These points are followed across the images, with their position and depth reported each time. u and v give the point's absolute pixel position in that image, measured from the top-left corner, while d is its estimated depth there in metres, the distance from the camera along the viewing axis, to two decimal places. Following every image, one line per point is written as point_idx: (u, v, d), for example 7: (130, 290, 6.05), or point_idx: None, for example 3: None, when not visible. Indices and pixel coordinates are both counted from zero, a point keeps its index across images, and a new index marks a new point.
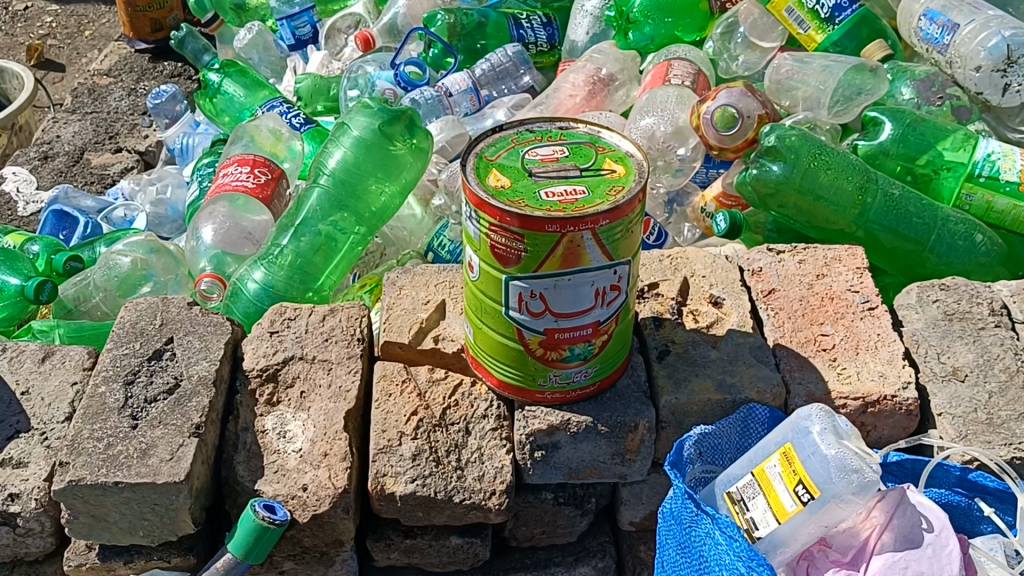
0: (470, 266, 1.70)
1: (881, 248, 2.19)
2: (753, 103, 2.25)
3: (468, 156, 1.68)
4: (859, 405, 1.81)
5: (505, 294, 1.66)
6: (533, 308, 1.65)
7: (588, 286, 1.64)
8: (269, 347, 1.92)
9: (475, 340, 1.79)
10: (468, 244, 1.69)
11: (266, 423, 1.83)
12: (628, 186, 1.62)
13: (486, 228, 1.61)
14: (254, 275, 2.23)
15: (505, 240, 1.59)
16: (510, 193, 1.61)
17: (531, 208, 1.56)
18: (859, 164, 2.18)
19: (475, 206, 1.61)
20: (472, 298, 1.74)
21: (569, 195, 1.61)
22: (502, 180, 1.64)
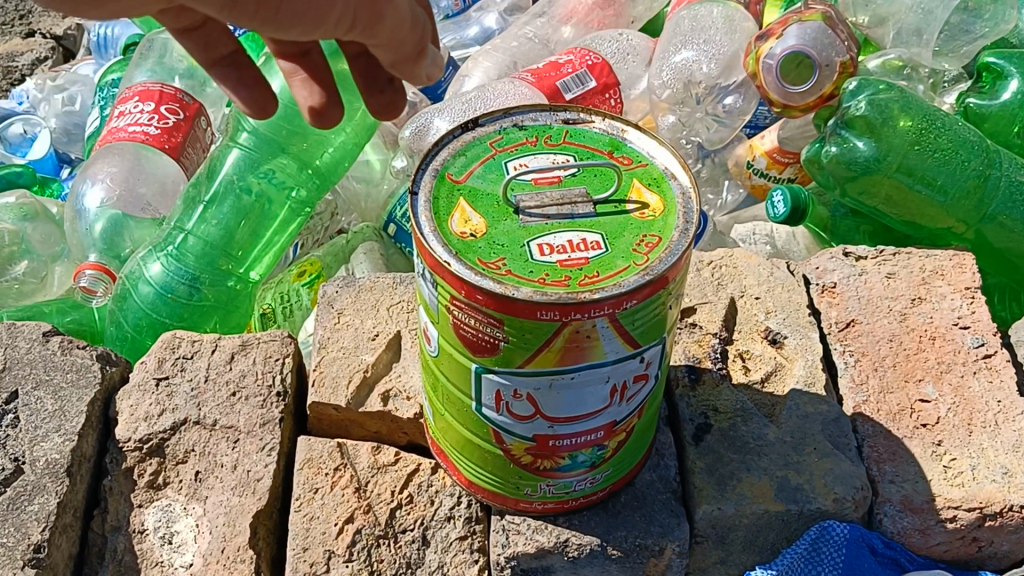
0: (425, 334, 1.15)
1: (991, 252, 1.62)
2: (836, 46, 1.62)
3: (422, 175, 1.10)
4: (975, 518, 1.28)
5: (476, 386, 1.11)
6: (516, 409, 1.11)
7: (600, 384, 1.08)
8: (154, 405, 1.38)
9: (436, 424, 1.25)
10: (423, 305, 1.13)
11: (146, 519, 1.32)
12: (666, 237, 1.04)
13: (445, 300, 1.04)
14: (150, 273, 1.65)
15: (474, 321, 1.03)
16: (483, 246, 1.03)
17: (513, 281, 0.99)
18: (978, 140, 1.58)
19: (429, 266, 1.04)
20: (429, 374, 1.19)
21: (575, 251, 1.03)
22: (472, 220, 1.06)
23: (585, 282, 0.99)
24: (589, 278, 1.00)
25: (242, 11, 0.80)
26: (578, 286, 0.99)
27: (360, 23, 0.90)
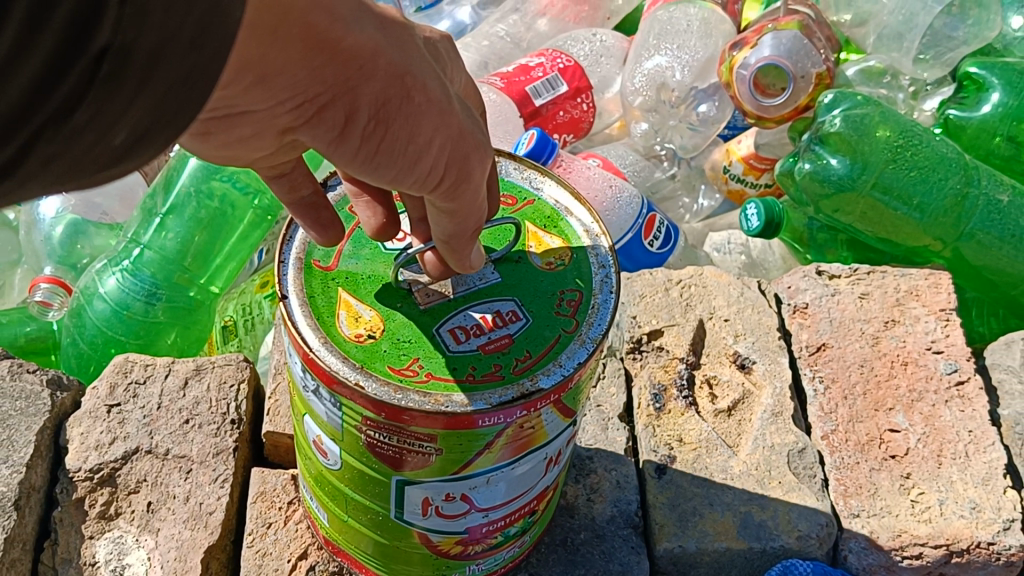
0: (320, 445, 0.99)
1: (968, 269, 1.59)
2: (811, 57, 1.60)
3: (285, 267, 0.92)
4: (942, 555, 1.25)
5: (398, 497, 0.96)
6: (448, 510, 0.97)
7: (540, 460, 0.97)
8: (105, 432, 1.35)
9: (330, 516, 1.10)
10: (308, 413, 0.96)
11: (98, 552, 1.29)
12: (587, 289, 0.92)
13: (355, 421, 0.87)
14: (105, 287, 1.61)
15: (396, 439, 0.87)
16: (388, 350, 0.87)
17: (440, 389, 0.83)
18: (956, 157, 1.54)
19: (326, 386, 0.85)
20: (326, 481, 1.04)
21: (494, 330, 0.88)
22: (363, 316, 0.89)
23: (522, 366, 0.85)
24: (526, 360, 0.86)
25: (342, 141, 0.67)
26: (516, 373, 0.85)
27: (449, 178, 0.73)
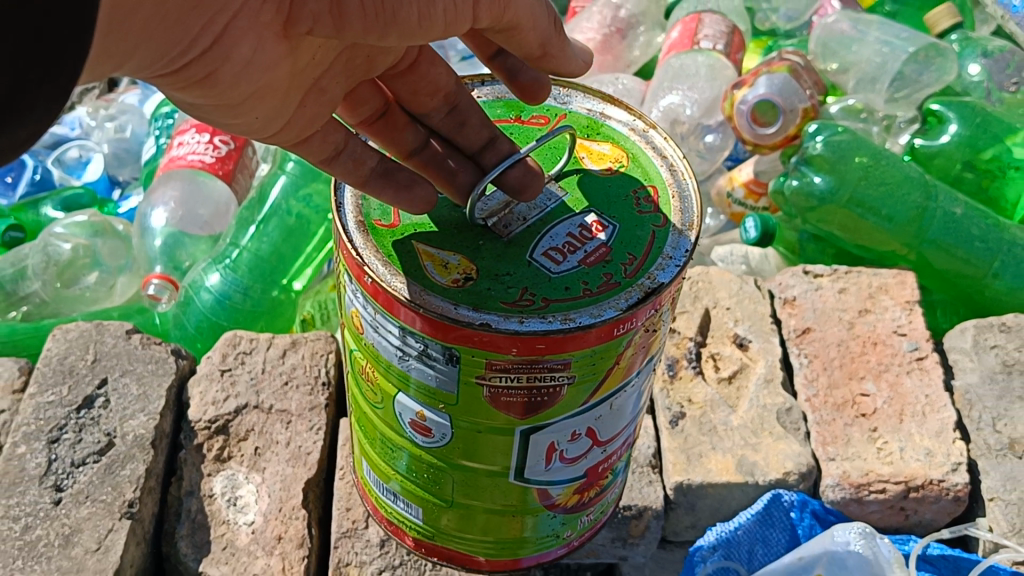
0: (426, 430, 1.16)
1: (931, 271, 1.89)
2: (798, 96, 1.92)
3: (356, 244, 1.06)
4: (900, 490, 1.55)
5: (523, 448, 1.14)
6: (572, 452, 1.17)
7: (641, 384, 1.19)
8: (219, 391, 1.66)
9: (424, 508, 1.28)
10: (410, 394, 1.12)
11: (214, 486, 1.58)
12: (656, 182, 1.16)
13: (482, 368, 1.03)
14: (211, 282, 1.93)
15: (526, 374, 1.03)
16: (491, 287, 1.03)
17: (565, 308, 1.01)
18: (918, 176, 1.85)
19: (444, 337, 1.01)
20: (435, 470, 1.21)
21: (587, 245, 1.08)
22: (450, 261, 1.06)
23: (641, 266, 1.06)
24: (636, 262, 1.06)
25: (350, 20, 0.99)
26: (634, 275, 1.05)
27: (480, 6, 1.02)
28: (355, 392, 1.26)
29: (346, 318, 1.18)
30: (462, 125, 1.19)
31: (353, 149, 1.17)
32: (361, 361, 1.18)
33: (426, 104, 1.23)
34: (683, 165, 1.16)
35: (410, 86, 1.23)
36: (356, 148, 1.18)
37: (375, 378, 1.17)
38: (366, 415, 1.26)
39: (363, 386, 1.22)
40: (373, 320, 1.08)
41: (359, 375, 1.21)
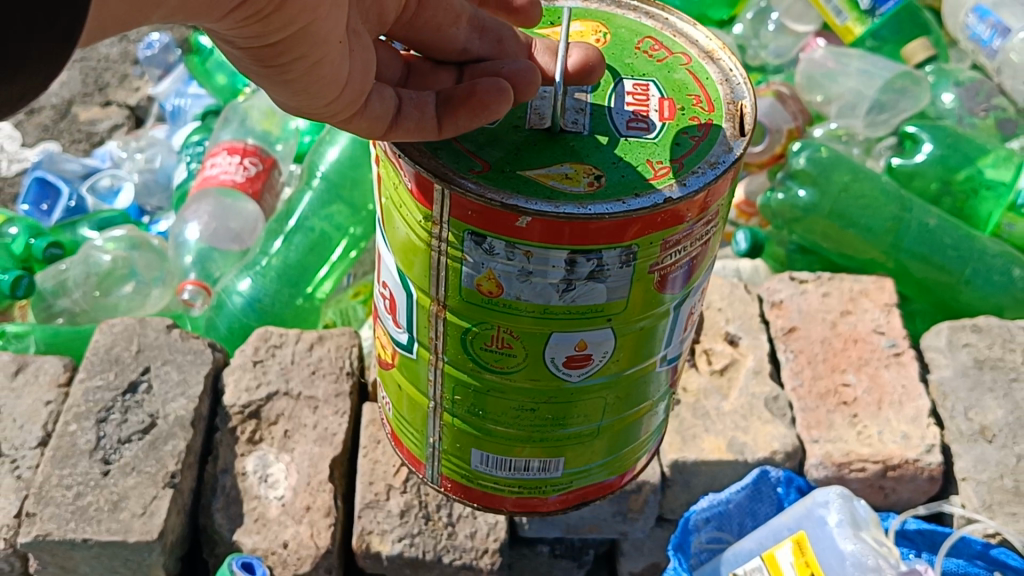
0: (583, 359, 1.25)
1: (910, 279, 2.04)
2: (782, 116, 2.13)
3: (493, 195, 1.08)
4: (878, 468, 1.69)
5: (669, 323, 1.29)
6: (691, 317, 1.35)
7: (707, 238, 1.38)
8: (252, 380, 1.80)
9: (567, 453, 1.40)
10: (570, 330, 1.20)
11: (247, 464, 1.72)
12: (646, 32, 1.35)
13: (658, 246, 1.14)
14: (241, 287, 2.09)
15: (690, 237, 1.17)
16: (624, 175, 1.13)
17: (697, 154, 1.16)
18: (894, 190, 2.01)
19: (634, 235, 1.10)
20: (585, 398, 1.32)
21: (658, 105, 1.23)
22: (565, 171, 1.13)
23: (711, 96, 1.25)
24: (706, 95, 1.25)
25: None
26: (713, 105, 1.24)
27: None
28: (458, 371, 1.31)
29: (458, 296, 1.21)
30: (499, 42, 1.27)
31: (410, 105, 1.14)
32: (493, 330, 1.22)
33: (453, 38, 1.26)
34: (653, 10, 1.37)
35: (433, 24, 1.24)
36: (414, 104, 1.14)
37: (514, 337, 1.22)
38: (482, 389, 1.31)
39: (483, 355, 1.26)
40: (533, 266, 1.13)
41: (480, 347, 1.25)
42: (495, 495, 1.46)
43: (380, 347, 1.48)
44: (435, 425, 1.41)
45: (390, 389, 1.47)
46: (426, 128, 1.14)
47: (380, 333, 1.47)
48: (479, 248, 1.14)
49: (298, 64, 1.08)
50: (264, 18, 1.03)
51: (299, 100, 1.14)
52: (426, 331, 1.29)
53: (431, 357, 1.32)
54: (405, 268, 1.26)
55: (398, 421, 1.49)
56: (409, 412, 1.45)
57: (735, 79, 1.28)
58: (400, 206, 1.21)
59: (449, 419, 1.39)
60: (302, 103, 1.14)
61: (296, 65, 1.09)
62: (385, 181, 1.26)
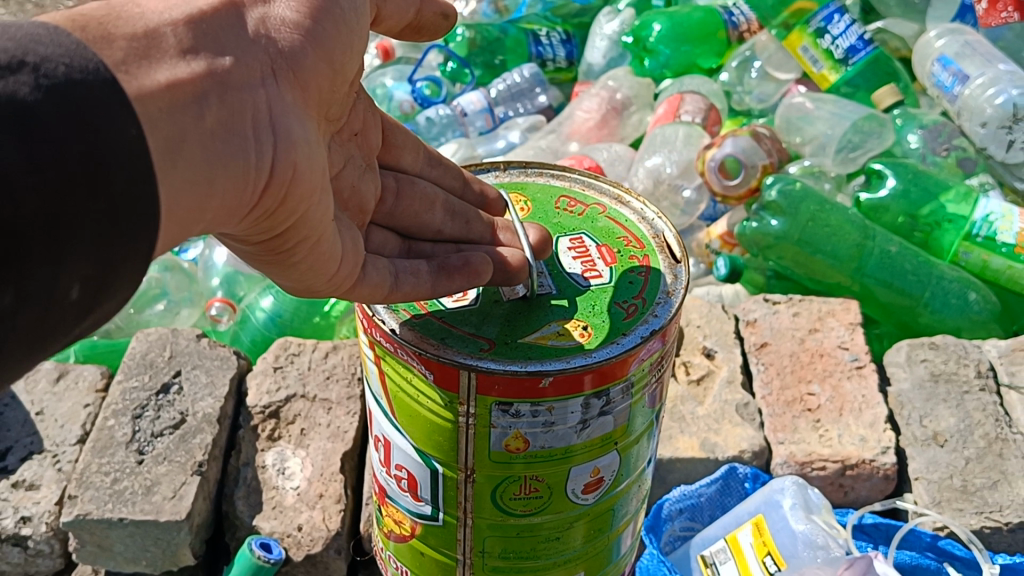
0: (597, 483, 1.34)
1: (875, 302, 2.24)
2: (756, 153, 2.32)
3: (516, 366, 1.16)
4: (838, 467, 1.86)
5: (655, 430, 1.41)
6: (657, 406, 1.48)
7: None
8: (273, 384, 1.99)
9: (583, 565, 1.46)
10: (584, 464, 1.30)
11: (267, 458, 1.91)
12: (560, 192, 1.49)
13: (649, 372, 1.26)
14: (262, 303, 2.32)
15: (667, 359, 1.31)
16: (609, 321, 1.25)
17: (654, 289, 1.30)
18: (858, 220, 2.22)
19: (631, 372, 1.22)
20: (594, 516, 1.39)
21: (600, 255, 1.37)
22: (558, 333, 1.23)
23: (638, 236, 1.40)
24: (633, 236, 1.40)
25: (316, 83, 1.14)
26: (642, 243, 1.39)
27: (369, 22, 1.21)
28: (488, 525, 1.36)
29: (486, 461, 1.27)
30: (468, 222, 1.38)
31: (404, 271, 1.25)
32: (521, 481, 1.29)
33: (428, 223, 1.37)
34: (548, 172, 1.52)
35: (410, 213, 1.37)
36: (407, 272, 1.25)
37: (541, 481, 1.29)
38: (508, 534, 1.37)
39: (510, 504, 1.32)
40: (554, 417, 1.21)
41: (511, 497, 1.31)
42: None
43: (391, 523, 1.51)
44: (463, 575, 1.44)
45: (411, 558, 1.50)
46: (422, 289, 1.25)
47: (390, 511, 1.49)
48: (504, 417, 1.20)
49: (302, 249, 1.17)
50: (271, 213, 1.10)
51: (302, 281, 1.22)
52: (453, 501, 1.35)
53: (460, 519, 1.37)
54: (426, 448, 1.32)
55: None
56: (433, 570, 1.48)
57: (649, 216, 1.44)
58: (416, 396, 1.26)
59: (481, 567, 1.42)
60: (307, 283, 1.22)
61: (299, 249, 1.17)
62: (388, 385, 1.31)
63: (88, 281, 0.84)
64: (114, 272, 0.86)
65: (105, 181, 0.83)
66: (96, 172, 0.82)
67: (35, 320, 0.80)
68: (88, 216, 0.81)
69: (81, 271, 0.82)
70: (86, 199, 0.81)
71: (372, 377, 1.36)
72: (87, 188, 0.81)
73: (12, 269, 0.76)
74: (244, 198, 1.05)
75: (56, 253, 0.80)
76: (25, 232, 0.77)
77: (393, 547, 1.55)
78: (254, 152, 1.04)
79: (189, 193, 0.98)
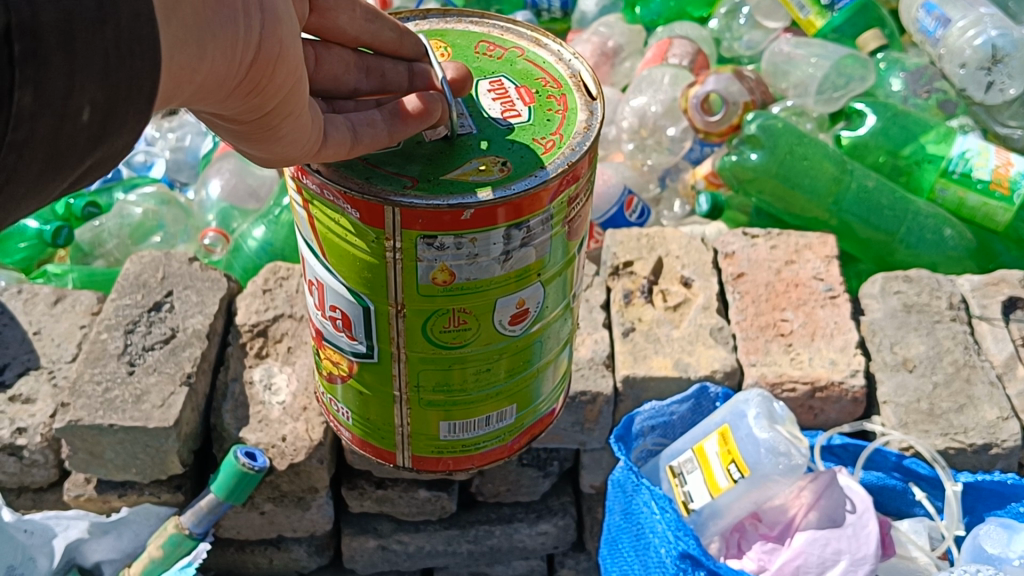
0: (523, 313, 1.39)
1: (854, 238, 2.31)
2: (738, 91, 2.44)
3: (437, 200, 1.21)
4: (807, 389, 1.91)
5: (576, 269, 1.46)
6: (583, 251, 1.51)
7: None
8: (261, 304, 2.05)
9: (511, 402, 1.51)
10: (511, 294, 1.34)
11: (254, 374, 1.97)
12: (477, 37, 1.50)
13: (564, 210, 1.31)
14: (254, 234, 2.37)
15: (581, 200, 1.35)
16: (523, 155, 1.29)
17: (562, 125, 1.34)
18: (837, 155, 2.32)
19: (549, 203, 1.27)
20: (524, 347, 1.45)
21: (507, 98, 1.40)
22: (478, 167, 1.27)
23: (556, 76, 1.43)
24: (551, 76, 1.43)
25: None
26: (560, 82, 1.42)
27: None
28: (420, 358, 1.40)
29: (415, 294, 1.31)
30: (383, 76, 1.38)
31: (359, 122, 1.26)
32: (450, 313, 1.33)
33: (346, 83, 1.38)
34: (473, 18, 1.52)
35: (331, 76, 1.37)
36: (362, 123, 1.26)
37: (469, 313, 1.34)
38: (443, 366, 1.41)
39: (441, 336, 1.36)
40: (479, 249, 1.26)
41: (439, 330, 1.35)
42: (466, 458, 1.55)
43: (329, 365, 1.53)
44: (402, 413, 1.48)
45: (351, 398, 1.53)
46: (381, 139, 1.27)
47: (327, 353, 1.52)
48: (433, 250, 1.25)
49: (283, 122, 1.20)
50: (258, 89, 1.15)
51: (276, 161, 1.24)
52: (386, 335, 1.38)
53: (394, 353, 1.40)
54: (357, 286, 1.34)
55: (362, 421, 1.55)
56: (370, 409, 1.52)
57: (566, 57, 1.46)
58: (349, 237, 1.29)
59: (416, 403, 1.47)
60: (279, 160, 1.23)
61: (285, 123, 1.20)
62: (320, 230, 1.33)
63: (99, 104, 0.91)
64: (120, 104, 0.93)
65: (114, 12, 0.90)
66: (107, 6, 0.89)
67: (49, 134, 0.88)
68: (95, 40, 0.88)
69: (92, 96, 0.89)
70: (95, 23, 0.88)
71: (302, 224, 1.37)
72: (96, 13, 0.88)
73: (30, 73, 0.84)
74: (233, 69, 1.10)
75: (69, 68, 0.87)
76: (43, 42, 0.84)
77: (329, 390, 1.58)
78: (245, 24, 1.09)
79: (180, 59, 1.04)
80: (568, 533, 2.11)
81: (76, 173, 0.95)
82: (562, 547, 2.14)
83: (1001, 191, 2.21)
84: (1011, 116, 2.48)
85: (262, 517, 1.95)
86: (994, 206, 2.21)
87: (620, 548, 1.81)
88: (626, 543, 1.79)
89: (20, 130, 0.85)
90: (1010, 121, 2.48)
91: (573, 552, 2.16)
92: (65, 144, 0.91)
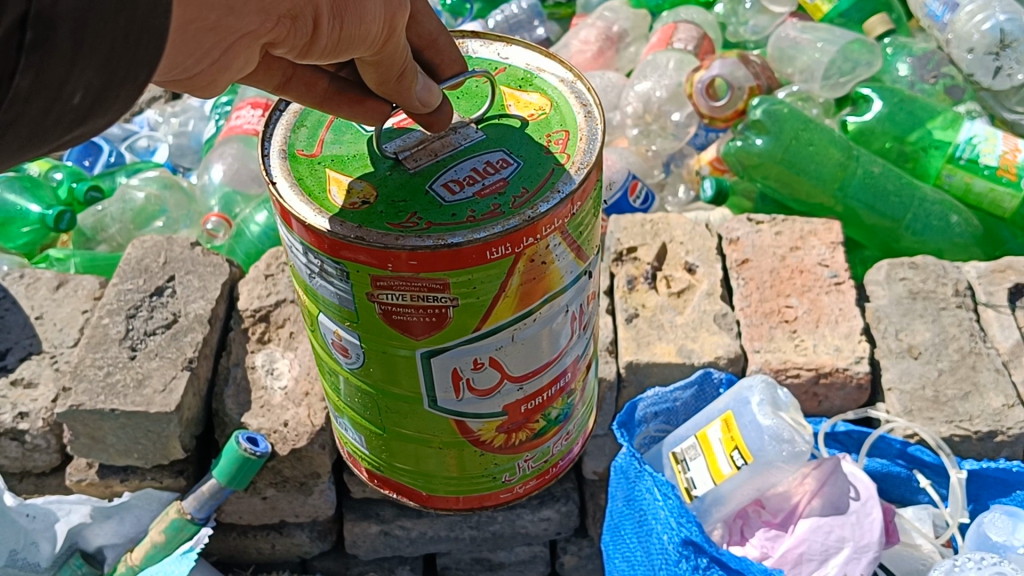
0: (346, 349, 1.35)
1: (860, 224, 2.30)
2: (744, 76, 2.43)
3: (268, 172, 1.28)
4: (812, 375, 1.90)
5: (436, 373, 1.31)
6: (473, 380, 1.32)
7: (558, 327, 1.34)
8: (263, 290, 2.04)
9: (365, 431, 1.49)
10: (326, 313, 1.33)
11: (256, 359, 1.97)
12: (571, 126, 1.32)
13: (371, 284, 1.21)
14: (256, 219, 2.37)
15: (413, 298, 1.21)
16: (383, 211, 1.21)
17: (444, 229, 1.18)
18: (843, 141, 2.30)
19: (340, 255, 1.20)
20: (365, 386, 1.40)
21: (491, 169, 1.26)
22: (354, 188, 1.26)
23: (529, 192, 1.22)
24: (528, 194, 1.21)
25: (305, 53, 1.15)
26: (519, 207, 1.20)
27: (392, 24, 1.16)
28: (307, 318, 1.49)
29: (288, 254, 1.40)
30: None
31: (294, 81, 1.29)
32: (299, 290, 1.40)
33: None
34: (599, 111, 1.32)
35: None
36: (298, 83, 1.29)
37: (308, 302, 1.38)
38: (317, 336, 1.48)
39: (305, 311, 1.44)
40: (292, 244, 1.29)
41: (303, 301, 1.43)
42: (346, 442, 1.61)
43: None
44: None
45: None
46: (309, 99, 1.30)
47: None
48: (279, 218, 1.33)
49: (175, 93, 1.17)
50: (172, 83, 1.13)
51: None
52: None
53: None
54: None
55: None
56: None
57: (564, 191, 1.21)
58: None
59: None
60: None
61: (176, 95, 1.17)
62: None
63: (93, 88, 0.90)
64: (115, 88, 0.92)
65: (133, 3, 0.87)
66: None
67: (37, 114, 0.88)
68: (106, 30, 0.87)
69: (87, 81, 0.89)
70: (109, 13, 0.86)
71: None
72: (113, 4, 0.86)
73: (33, 59, 0.84)
74: (164, 72, 1.09)
75: (72, 55, 0.86)
76: (53, 30, 0.83)
77: None
78: (196, 60, 1.08)
79: None
80: (570, 519, 2.10)
81: (58, 143, 0.95)
82: (565, 533, 2.14)
83: (1009, 177, 2.20)
84: (1018, 102, 2.45)
85: (264, 502, 1.95)
86: (1001, 191, 2.20)
87: (621, 534, 1.81)
88: (627, 528, 1.79)
89: (9, 111, 0.86)
90: (1017, 107, 2.46)
91: (576, 537, 2.16)
92: (53, 119, 0.90)
